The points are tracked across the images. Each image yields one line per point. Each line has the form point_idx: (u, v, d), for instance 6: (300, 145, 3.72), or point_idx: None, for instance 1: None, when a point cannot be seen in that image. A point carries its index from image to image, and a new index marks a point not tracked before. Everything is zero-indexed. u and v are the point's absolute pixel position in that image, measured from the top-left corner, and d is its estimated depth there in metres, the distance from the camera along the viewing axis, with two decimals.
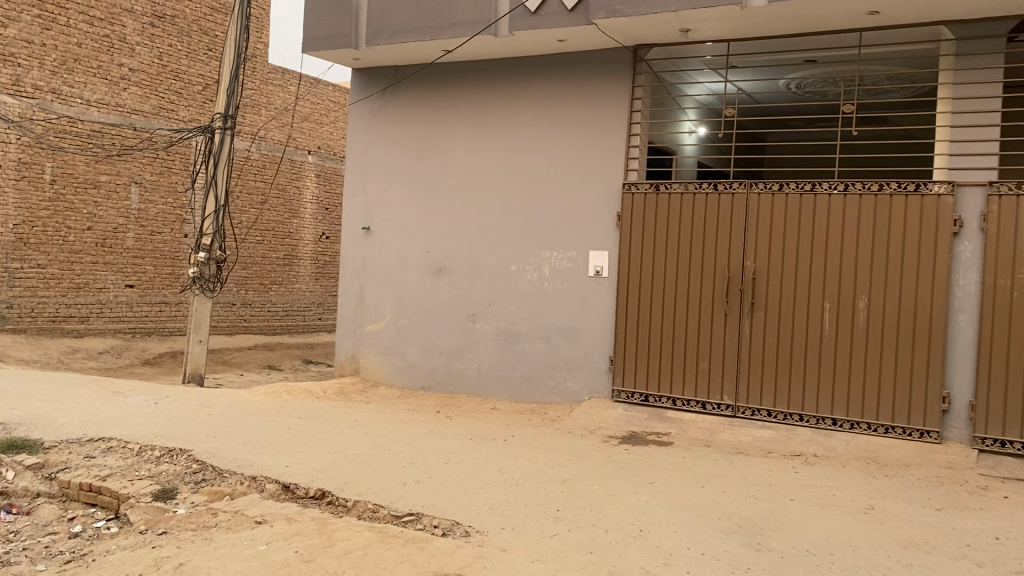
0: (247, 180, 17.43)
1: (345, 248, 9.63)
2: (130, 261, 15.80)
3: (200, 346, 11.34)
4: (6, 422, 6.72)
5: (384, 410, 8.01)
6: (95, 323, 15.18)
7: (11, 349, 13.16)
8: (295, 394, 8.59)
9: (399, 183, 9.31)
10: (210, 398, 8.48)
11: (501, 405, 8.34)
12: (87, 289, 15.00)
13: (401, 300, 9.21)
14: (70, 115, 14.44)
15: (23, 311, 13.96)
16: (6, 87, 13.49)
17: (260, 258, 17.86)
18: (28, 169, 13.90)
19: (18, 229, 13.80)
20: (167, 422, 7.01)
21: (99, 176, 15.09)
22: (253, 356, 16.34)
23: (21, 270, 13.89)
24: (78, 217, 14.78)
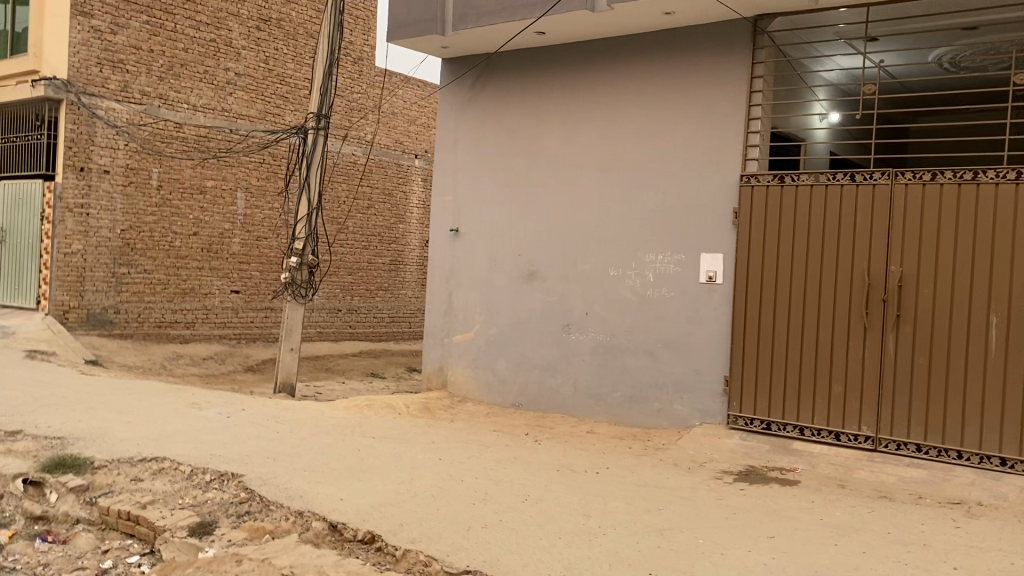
0: (352, 184, 17.08)
1: (433, 250, 8.95)
2: (236, 267, 15.73)
3: (292, 354, 10.81)
4: (64, 437, 6.32)
5: (468, 431, 7.23)
6: (201, 328, 15.21)
7: (116, 354, 13.18)
8: (375, 410, 7.91)
9: (489, 180, 8.54)
10: (287, 411, 7.92)
11: (599, 427, 7.43)
12: (192, 295, 15.02)
13: (491, 308, 8.43)
14: (176, 120, 14.50)
15: (129, 316, 14.05)
16: (114, 92, 13.59)
17: (365, 263, 17.47)
18: (136, 175, 13.97)
19: (124, 235, 13.88)
20: (230, 441, 6.43)
21: (205, 182, 15.06)
22: (356, 364, 15.93)
23: (128, 275, 13.98)
24: (185, 222, 14.79)
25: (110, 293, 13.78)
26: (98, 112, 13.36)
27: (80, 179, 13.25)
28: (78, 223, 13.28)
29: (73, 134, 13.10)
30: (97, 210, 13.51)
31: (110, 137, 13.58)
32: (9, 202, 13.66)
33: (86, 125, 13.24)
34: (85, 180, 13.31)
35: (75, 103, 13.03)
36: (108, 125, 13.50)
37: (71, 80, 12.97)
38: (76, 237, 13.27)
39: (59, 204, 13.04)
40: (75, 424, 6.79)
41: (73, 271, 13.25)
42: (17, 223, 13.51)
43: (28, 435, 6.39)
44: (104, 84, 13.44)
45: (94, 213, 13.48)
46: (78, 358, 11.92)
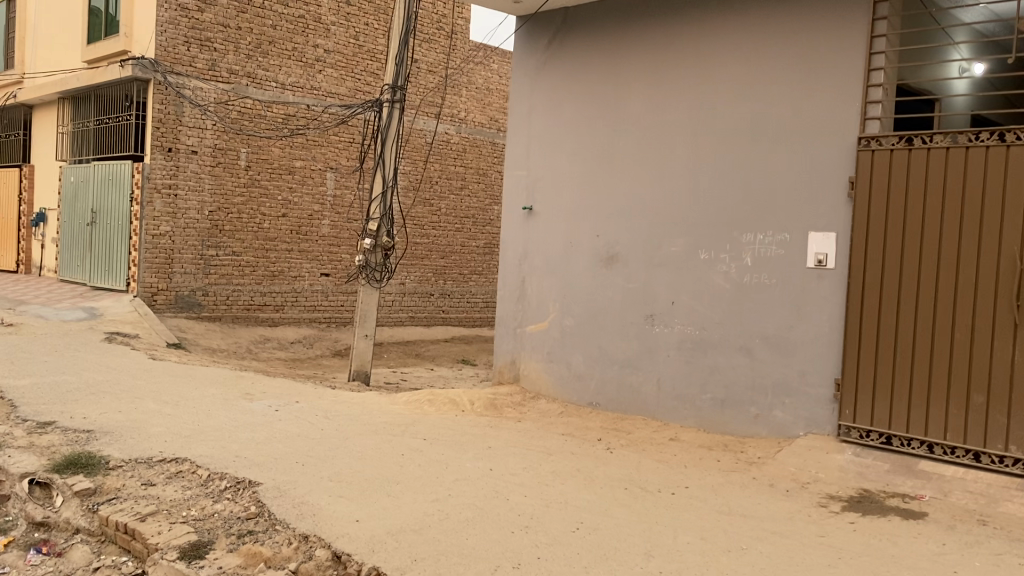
0: (444, 164, 16.36)
1: (506, 231, 8.17)
2: (326, 249, 15.33)
3: (366, 341, 10.17)
4: (92, 432, 5.86)
5: (533, 434, 6.37)
6: (291, 312, 14.89)
7: (202, 338, 13.01)
8: (436, 406, 7.16)
9: (566, 153, 7.63)
10: (343, 404, 7.28)
11: (685, 434, 6.45)
12: (282, 278, 14.71)
13: (567, 296, 7.54)
14: (264, 99, 14.19)
15: (218, 299, 13.85)
16: (201, 71, 13.35)
17: (459, 246, 16.78)
18: (223, 155, 13.73)
19: (212, 216, 13.67)
20: (265, 440, 5.80)
21: (295, 162, 14.69)
22: (448, 350, 15.30)
23: (217, 257, 13.78)
24: (273, 204, 14.47)
25: (198, 275, 13.62)
26: (185, 92, 13.17)
27: (168, 160, 13.10)
28: (166, 205, 13.16)
29: (160, 114, 12.97)
30: (185, 191, 13.35)
31: (198, 118, 13.39)
32: (101, 183, 13.71)
33: (174, 105, 13.09)
34: (173, 161, 13.16)
35: (161, 83, 12.88)
36: (195, 105, 13.29)
37: (158, 59, 12.81)
38: (164, 219, 13.16)
39: (147, 185, 12.94)
40: (113, 416, 6.34)
41: (161, 253, 13.17)
42: (109, 205, 13.57)
43: (58, 428, 5.96)
44: (191, 63, 13.23)
45: (182, 194, 13.32)
46: (161, 341, 11.72)
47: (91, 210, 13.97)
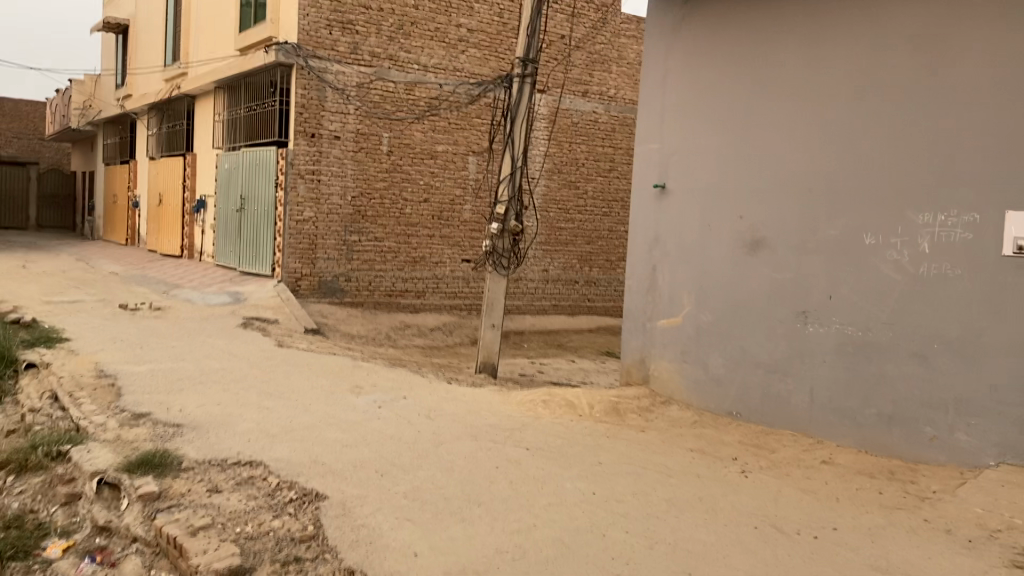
0: (591, 145, 15.48)
1: (638, 213, 7.33)
2: (470, 236, 14.64)
3: (494, 331, 9.57)
4: (180, 427, 5.55)
5: (656, 448, 5.51)
6: (432, 299, 14.37)
7: (343, 323, 12.70)
8: (552, 409, 6.43)
9: (705, 122, 6.64)
10: (453, 401, 6.68)
11: (843, 456, 5.38)
12: (424, 265, 14.22)
13: (703, 287, 6.58)
14: (407, 82, 13.67)
15: (360, 285, 13.59)
16: (343, 55, 13.04)
17: (606, 232, 15.90)
18: (365, 141, 13.37)
19: (355, 202, 13.36)
20: (352, 441, 5.27)
21: (438, 146, 14.07)
22: (592, 341, 14.52)
23: (359, 243, 13.50)
24: (416, 189, 13.97)
25: (341, 261, 13.37)
26: (327, 77, 12.90)
27: (311, 145, 12.87)
28: (309, 189, 12.93)
29: (304, 99, 12.75)
30: (329, 176, 13.08)
31: (341, 102, 13.08)
32: (250, 169, 13.88)
33: (316, 89, 12.84)
34: (316, 147, 12.92)
35: (303, 68, 12.66)
36: (337, 90, 13.00)
37: (301, 43, 12.61)
38: (307, 204, 12.95)
39: (291, 170, 12.77)
40: (208, 410, 6.02)
41: (305, 239, 13.00)
42: (256, 191, 13.69)
43: (149, 422, 5.69)
44: (334, 47, 12.95)
45: (326, 179, 13.07)
46: (300, 328, 11.32)
47: (240, 196, 14.19)
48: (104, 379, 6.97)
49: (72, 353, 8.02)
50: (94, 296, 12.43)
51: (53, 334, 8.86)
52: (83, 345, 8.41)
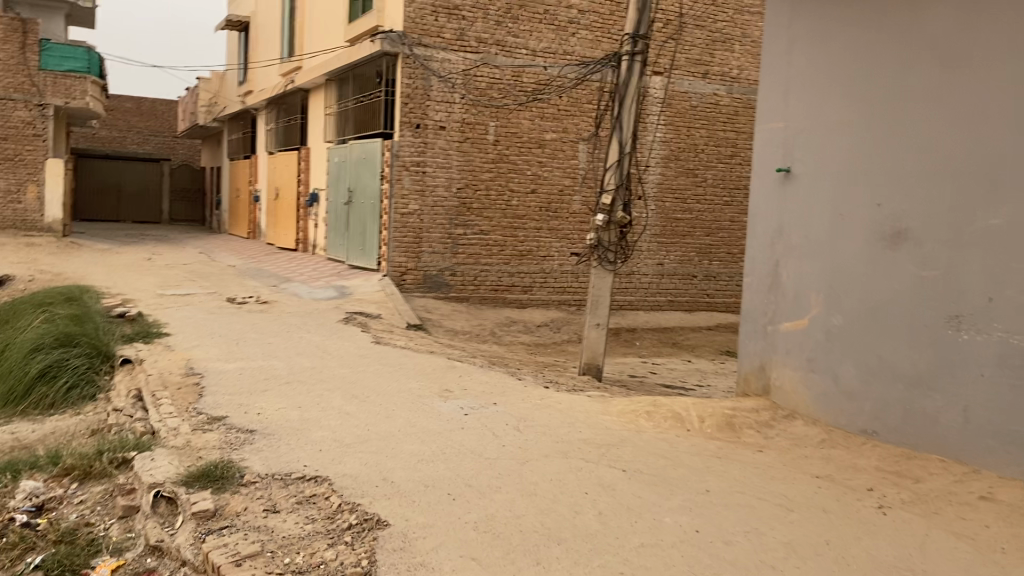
0: (712, 130, 14.54)
1: (760, 203, 6.54)
2: (580, 228, 13.93)
3: (599, 330, 8.95)
4: (252, 433, 5.21)
5: (774, 473, 4.76)
6: (539, 293, 13.78)
7: (447, 318, 12.31)
8: (657, 422, 5.77)
9: (834, 96, 5.82)
10: (547, 409, 6.10)
11: (1003, 491, 4.49)
12: (531, 258, 13.64)
13: (834, 285, 5.75)
14: (514, 68, 13.11)
15: (466, 279, 13.17)
16: (449, 42, 12.64)
17: (727, 222, 14.92)
18: (472, 130, 12.93)
19: (460, 193, 12.96)
20: (428, 455, 4.77)
21: (545, 135, 13.44)
22: (710, 339, 13.62)
23: (464, 236, 13.09)
24: (523, 179, 13.39)
25: (446, 255, 13.01)
26: (432, 65, 12.54)
27: (416, 136, 12.57)
28: (415, 182, 12.63)
29: (409, 88, 12.45)
30: (434, 168, 12.74)
31: (446, 91, 12.70)
32: (357, 162, 13.72)
33: (422, 78, 12.51)
34: (421, 138, 12.60)
35: (409, 56, 12.36)
36: (442, 79, 12.62)
37: (407, 32, 12.33)
38: (412, 197, 12.67)
39: (396, 162, 12.51)
40: (285, 413, 5.67)
41: (410, 232, 12.71)
42: (363, 183, 13.54)
43: (222, 426, 5.38)
44: (440, 34, 12.58)
45: (431, 170, 12.73)
46: (402, 323, 10.96)
47: (348, 189, 14.09)
48: (191, 377, 6.76)
49: (168, 349, 7.90)
50: (205, 289, 12.53)
51: (154, 329, 8.82)
52: (180, 340, 8.31)
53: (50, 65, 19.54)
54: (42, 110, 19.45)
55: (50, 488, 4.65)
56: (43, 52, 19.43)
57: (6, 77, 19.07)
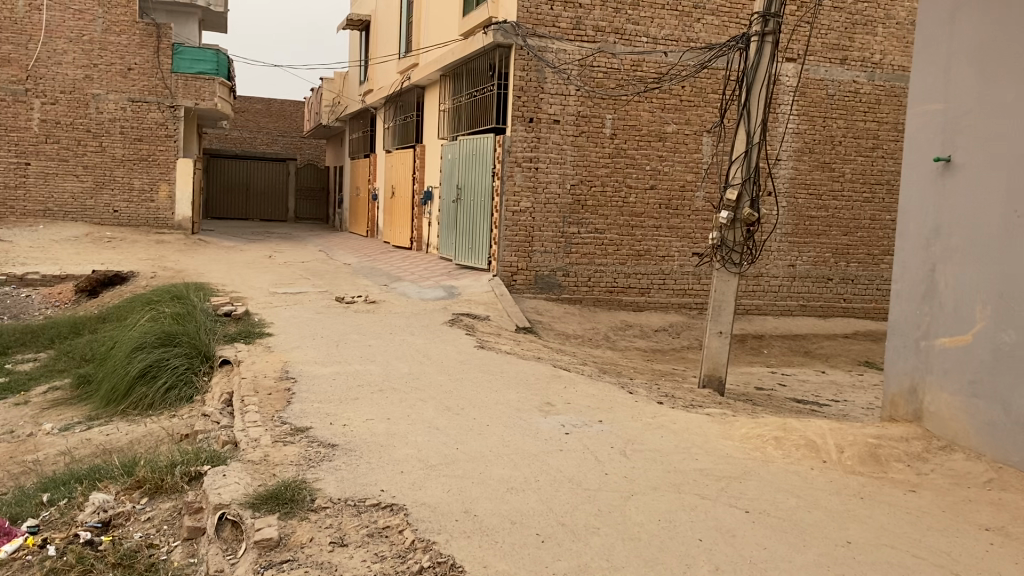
0: (850, 120, 13.38)
1: (913, 200, 5.67)
2: (702, 226, 13.06)
3: (721, 339, 8.19)
4: (333, 448, 4.81)
5: (932, 522, 3.96)
6: (658, 296, 13.00)
7: (558, 321, 11.76)
8: (787, 450, 5.02)
9: (1008, 72, 4.90)
10: (659, 430, 5.44)
11: None
12: (649, 258, 12.89)
13: (1006, 297, 4.84)
14: (634, 57, 12.39)
15: (579, 279, 12.56)
16: (565, 32, 12.07)
17: (867, 221, 13.69)
18: (587, 123, 12.31)
19: (574, 190, 12.37)
20: (520, 484, 4.22)
21: (665, 127, 12.67)
22: (846, 348, 12.51)
23: (578, 235, 12.49)
24: (641, 174, 12.66)
25: (558, 254, 12.45)
26: (547, 56, 12.01)
27: (529, 131, 12.07)
28: (527, 178, 12.14)
29: (522, 81, 11.97)
30: (547, 163, 12.21)
31: (561, 83, 12.13)
32: (467, 158, 13.35)
33: (536, 70, 12.00)
34: (534, 132, 12.10)
35: (522, 48, 11.88)
36: (557, 71, 12.07)
37: (521, 22, 11.85)
38: (524, 194, 12.18)
39: (508, 158, 12.05)
40: (372, 424, 5.24)
41: (521, 230, 12.23)
42: (472, 180, 13.16)
43: (305, 438, 4.99)
44: (555, 24, 12.03)
45: (544, 166, 12.21)
46: (510, 325, 10.49)
47: (457, 186, 13.75)
48: (283, 382, 6.46)
49: (267, 350, 7.68)
50: (317, 287, 12.43)
51: (257, 328, 8.67)
52: (281, 341, 8.09)
53: (182, 68, 20.20)
54: (173, 111, 20.11)
55: (120, 501, 4.36)
56: (175, 55, 20.09)
57: (141, 80, 19.80)
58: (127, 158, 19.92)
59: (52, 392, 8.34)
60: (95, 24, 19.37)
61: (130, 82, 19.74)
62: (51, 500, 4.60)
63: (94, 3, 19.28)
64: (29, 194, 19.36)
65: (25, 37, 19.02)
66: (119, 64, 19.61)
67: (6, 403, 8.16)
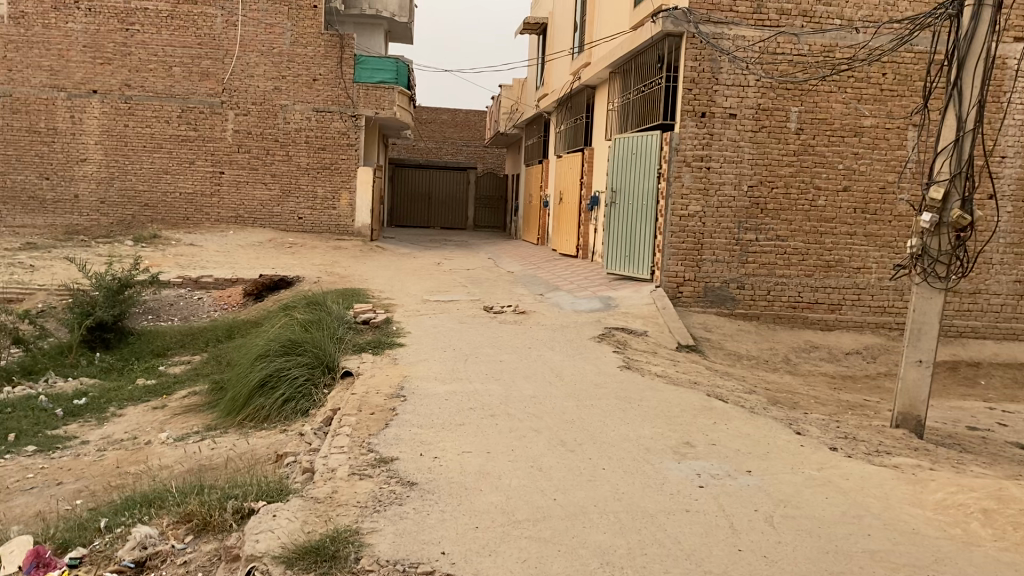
0: None
1: None
2: (905, 234, 11.26)
3: (923, 370, 6.73)
4: (408, 487, 4.05)
5: None
6: (850, 314, 11.34)
7: (729, 339, 10.50)
8: (1000, 530, 3.73)
9: None
10: (823, 488, 4.27)
11: None
12: (841, 270, 11.28)
13: None
14: (826, 41, 10.92)
15: (756, 293, 11.20)
16: (745, 16, 10.83)
17: None
18: (769, 118, 10.99)
19: (752, 192, 11.06)
20: (619, 558, 3.26)
21: (862, 120, 11.08)
22: None
23: (756, 242, 11.15)
24: (832, 174, 11.13)
25: (732, 264, 11.17)
26: (723, 43, 10.82)
27: (701, 126, 10.92)
28: (697, 179, 11.00)
29: (694, 72, 10.85)
30: (721, 162, 11.00)
31: (739, 73, 10.89)
32: (626, 159, 12.36)
33: (710, 60, 10.84)
34: (707, 128, 10.93)
35: (694, 35, 10.75)
36: (734, 60, 10.84)
37: (693, 7, 10.73)
38: (694, 197, 11.03)
39: (676, 157, 10.96)
40: (466, 460, 4.45)
41: (689, 237, 11.09)
42: (632, 183, 12.13)
43: (385, 473, 4.27)
44: (733, 8, 10.82)
45: (717, 166, 11.01)
46: (671, 343, 9.41)
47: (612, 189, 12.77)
48: (393, 399, 5.82)
49: (392, 363, 7.11)
50: (471, 295, 11.88)
51: (390, 338, 8.15)
52: (411, 353, 7.51)
53: (363, 77, 20.50)
54: (355, 120, 20.46)
55: (164, 537, 3.81)
56: (357, 65, 20.42)
57: (325, 90, 20.30)
58: (311, 167, 20.49)
59: (189, 397, 8.22)
60: (285, 37, 20.07)
61: (315, 92, 20.28)
62: (107, 526, 4.14)
63: (284, 17, 19.96)
64: (222, 201, 20.32)
65: (222, 51, 19.96)
66: (305, 75, 20.21)
67: (145, 406, 8.14)
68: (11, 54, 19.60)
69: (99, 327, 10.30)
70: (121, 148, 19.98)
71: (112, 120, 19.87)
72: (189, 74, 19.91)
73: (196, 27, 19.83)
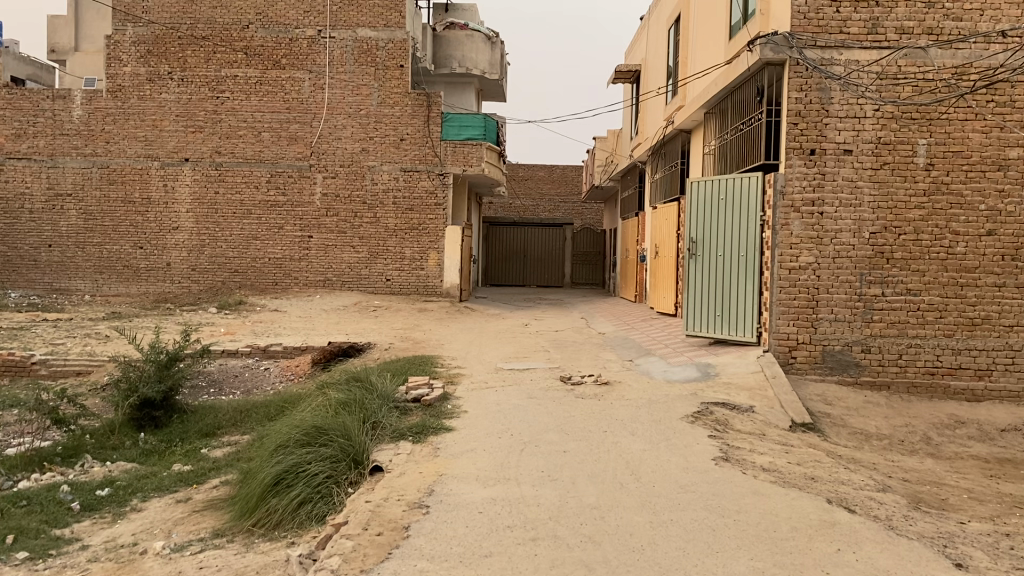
0: None
1: None
2: None
3: None
4: None
5: None
6: (1004, 381, 9.38)
7: (855, 415, 8.78)
8: None
9: None
10: None
11: None
12: (989, 328, 9.38)
13: None
14: (958, 61, 9.30)
15: (885, 357, 9.46)
16: (858, 38, 9.38)
17: None
18: (891, 152, 9.42)
19: (874, 240, 9.46)
20: None
21: (1007, 151, 9.31)
22: None
23: (882, 298, 9.47)
24: (973, 216, 9.37)
25: (855, 324, 9.51)
26: (833, 70, 9.40)
27: (810, 166, 9.46)
28: (808, 226, 9.50)
29: (800, 105, 9.43)
30: (836, 207, 9.47)
31: (854, 103, 9.41)
32: (708, 206, 10.87)
33: (818, 89, 9.41)
34: (817, 167, 9.45)
35: (798, 62, 9.38)
36: (847, 87, 9.37)
37: (795, 31, 9.39)
38: (805, 246, 9.51)
39: (782, 202, 9.52)
40: None
41: (801, 293, 9.53)
42: (721, 234, 10.64)
43: None
44: (843, 29, 9.40)
45: (831, 211, 9.49)
46: (783, 422, 7.81)
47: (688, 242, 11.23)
48: (414, 512, 4.59)
49: (431, 455, 5.90)
50: (551, 363, 10.59)
51: (439, 420, 6.95)
52: (458, 440, 6.29)
53: (451, 135, 19.79)
54: (442, 179, 19.71)
55: None
56: (445, 122, 19.75)
57: (412, 150, 19.69)
58: (399, 228, 19.82)
59: (217, 489, 7.25)
60: (372, 98, 19.65)
61: (402, 152, 19.71)
62: None
63: (371, 78, 19.62)
64: (310, 265, 19.85)
65: (310, 115, 19.69)
66: (393, 135, 19.69)
67: (169, 499, 7.21)
68: (107, 126, 19.82)
69: (147, 405, 9.57)
70: (212, 215, 19.83)
71: (203, 188, 19.78)
72: (278, 139, 19.68)
73: (284, 92, 19.67)
